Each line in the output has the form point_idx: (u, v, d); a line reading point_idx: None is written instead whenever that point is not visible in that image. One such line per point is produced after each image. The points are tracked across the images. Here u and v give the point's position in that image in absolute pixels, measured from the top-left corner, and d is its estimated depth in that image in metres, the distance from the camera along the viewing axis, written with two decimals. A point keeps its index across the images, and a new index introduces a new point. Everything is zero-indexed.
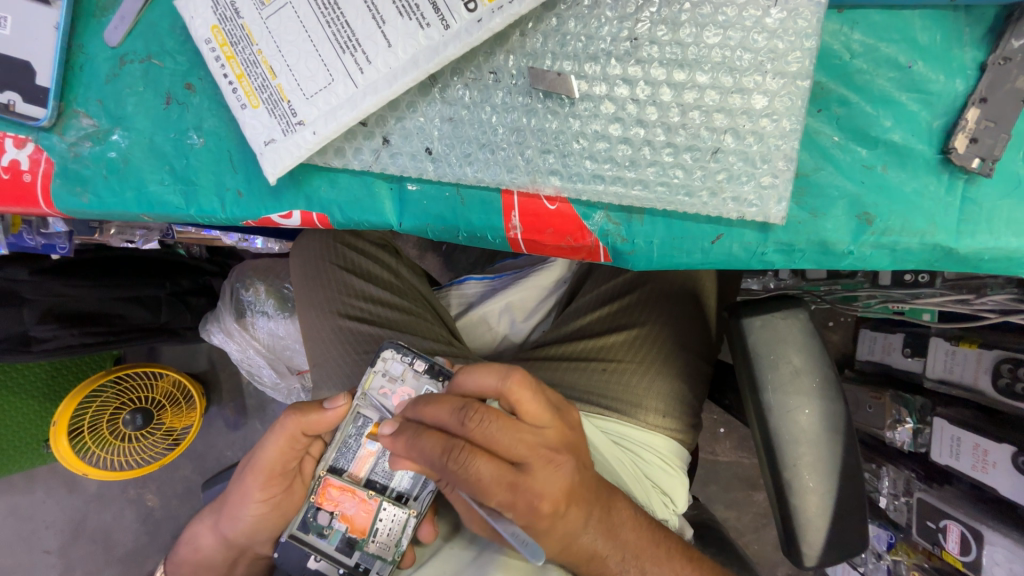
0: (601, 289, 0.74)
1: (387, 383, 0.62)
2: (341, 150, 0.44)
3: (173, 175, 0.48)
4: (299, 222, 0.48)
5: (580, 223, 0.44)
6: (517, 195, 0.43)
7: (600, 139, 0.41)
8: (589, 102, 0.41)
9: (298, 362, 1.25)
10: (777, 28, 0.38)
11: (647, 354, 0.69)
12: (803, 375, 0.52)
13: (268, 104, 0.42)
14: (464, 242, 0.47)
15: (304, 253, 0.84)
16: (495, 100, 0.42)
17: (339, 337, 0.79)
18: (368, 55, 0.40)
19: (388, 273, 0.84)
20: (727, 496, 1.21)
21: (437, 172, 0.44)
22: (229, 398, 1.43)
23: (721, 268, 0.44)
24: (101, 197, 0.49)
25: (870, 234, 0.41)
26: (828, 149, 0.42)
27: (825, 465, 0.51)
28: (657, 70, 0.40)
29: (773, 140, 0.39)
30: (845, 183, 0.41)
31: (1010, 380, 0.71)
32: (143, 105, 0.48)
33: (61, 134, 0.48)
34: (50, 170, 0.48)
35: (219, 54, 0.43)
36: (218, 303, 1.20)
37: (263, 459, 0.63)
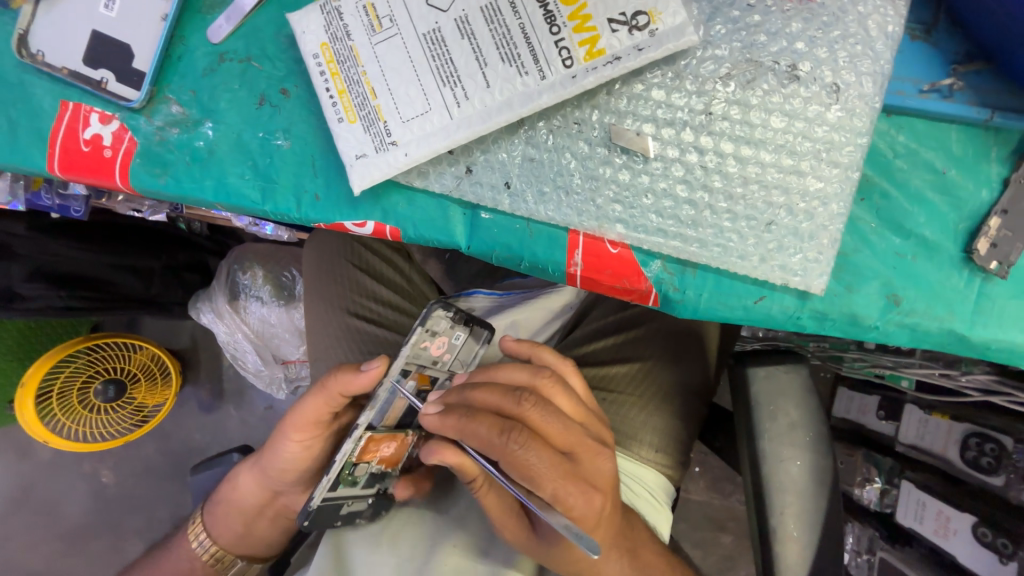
0: (609, 320, 0.77)
1: (426, 338, 0.57)
2: (424, 173, 0.46)
3: (254, 172, 0.48)
4: (371, 231, 0.49)
5: (638, 269, 0.46)
6: (582, 235, 0.46)
7: (666, 197, 0.44)
8: (660, 162, 0.44)
9: (285, 352, 1.24)
10: (837, 123, 0.42)
11: (647, 388, 0.71)
12: (798, 428, 0.54)
13: (364, 121, 0.44)
14: (524, 271, 0.48)
15: (319, 247, 0.84)
16: (577, 149, 0.45)
17: (346, 336, 0.79)
18: (468, 92, 0.42)
19: (401, 277, 0.85)
20: (694, 535, 1.22)
21: (511, 206, 0.46)
22: (207, 379, 1.40)
23: (754, 324, 0.47)
24: (179, 182, 0.49)
25: (896, 314, 0.45)
26: (867, 234, 0.45)
27: (808, 517, 0.54)
28: (726, 144, 0.43)
29: (822, 220, 0.43)
30: (879, 266, 0.45)
31: (977, 453, 0.75)
32: (236, 101, 0.49)
33: (148, 116, 0.49)
34: (133, 149, 0.49)
35: (325, 69, 0.45)
36: (214, 283, 1.19)
37: (299, 412, 0.59)
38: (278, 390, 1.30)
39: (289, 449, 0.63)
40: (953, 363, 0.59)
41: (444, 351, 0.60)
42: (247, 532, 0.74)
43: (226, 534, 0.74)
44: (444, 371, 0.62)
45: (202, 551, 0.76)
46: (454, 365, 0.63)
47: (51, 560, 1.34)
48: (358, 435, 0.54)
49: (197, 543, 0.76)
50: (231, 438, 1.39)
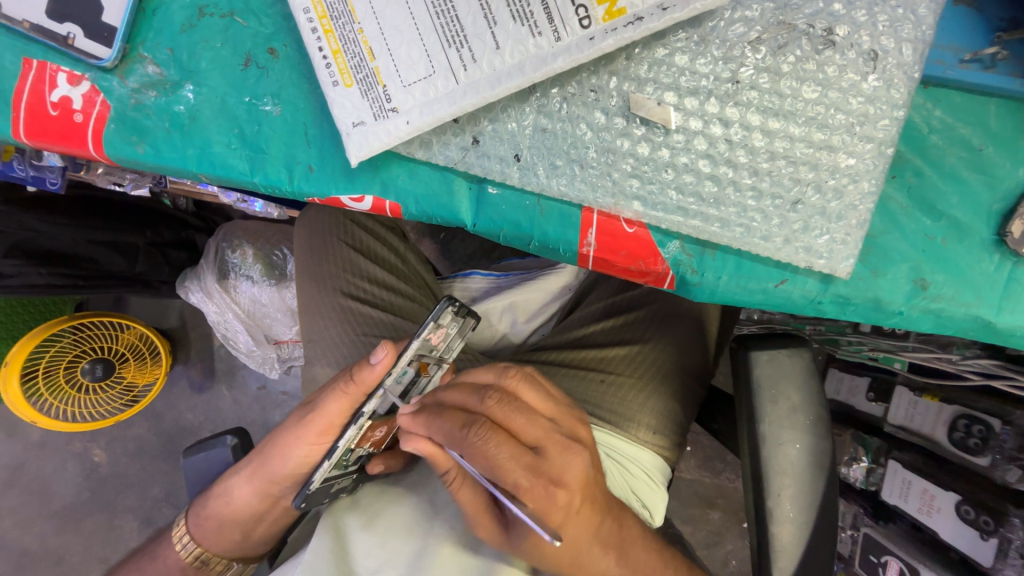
0: (606, 301, 0.77)
1: (430, 329, 0.55)
2: (427, 143, 0.44)
3: (241, 140, 0.45)
4: (370, 206, 0.46)
5: (654, 249, 0.44)
6: (596, 213, 0.44)
7: (688, 172, 0.42)
8: (682, 134, 0.42)
9: (277, 331, 1.22)
10: (872, 95, 0.40)
11: (646, 370, 0.71)
12: (798, 412, 0.54)
13: (362, 86, 0.41)
14: (534, 251, 0.46)
15: (310, 226, 0.82)
16: (593, 119, 0.43)
17: (341, 316, 0.77)
18: (474, 55, 0.40)
19: (394, 257, 0.83)
20: (684, 511, 1.25)
21: (522, 180, 0.44)
22: (197, 358, 1.38)
23: (772, 307, 0.46)
24: (159, 150, 0.46)
25: (922, 298, 0.43)
26: (896, 215, 0.44)
27: (804, 499, 0.54)
28: (753, 116, 0.41)
29: (852, 199, 0.42)
30: (907, 248, 0.44)
31: (965, 434, 0.76)
32: (219, 62, 0.46)
33: (122, 78, 0.46)
34: (106, 113, 0.46)
35: (317, 26, 0.41)
36: (202, 261, 1.16)
37: (323, 410, 0.59)
38: (271, 370, 1.28)
39: (304, 449, 0.63)
40: (946, 344, 0.60)
41: (442, 341, 0.58)
42: (246, 537, 0.70)
43: (222, 540, 0.70)
44: (436, 359, 0.60)
45: (188, 555, 0.71)
46: (447, 353, 0.60)
47: (45, 539, 1.33)
48: (360, 423, 0.54)
49: (183, 547, 0.71)
50: (224, 418, 1.38)
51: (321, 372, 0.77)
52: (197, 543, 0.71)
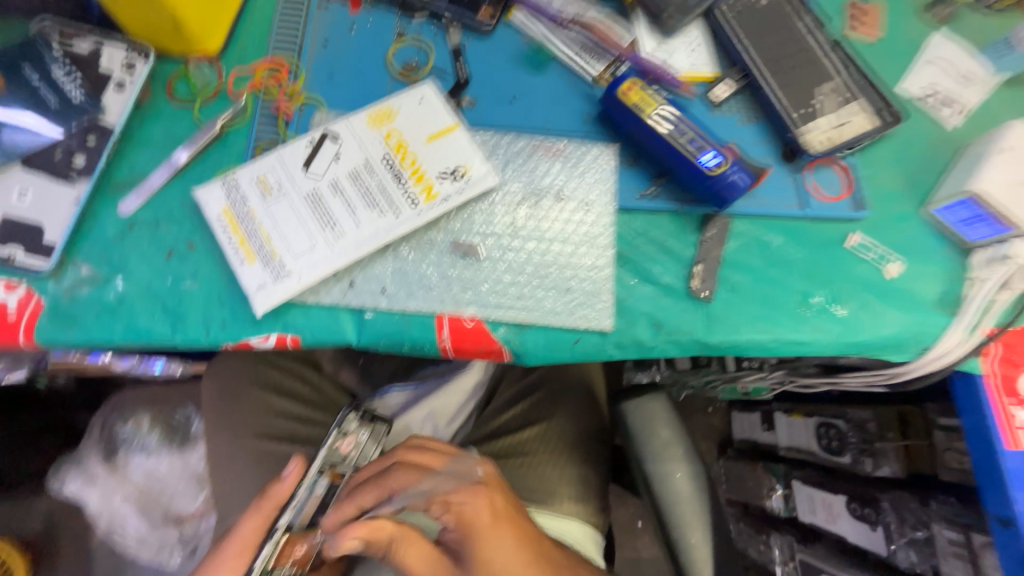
0: (514, 389, 0.86)
1: (336, 437, 0.65)
2: (315, 291, 0.54)
3: (164, 312, 0.52)
4: (274, 343, 0.53)
5: (489, 333, 0.55)
6: (445, 315, 0.55)
7: (499, 280, 0.56)
8: (490, 258, 0.57)
9: (181, 505, 1.09)
10: (603, 213, 0.59)
11: (554, 445, 0.79)
12: (673, 445, 0.65)
13: (261, 259, 0.52)
14: (409, 352, 0.56)
15: (218, 376, 0.82)
16: (427, 257, 0.56)
17: (260, 459, 0.78)
18: (344, 229, 0.53)
19: (308, 389, 0.86)
20: None
21: (389, 304, 0.55)
22: (70, 567, 1.14)
23: (578, 358, 0.57)
24: (88, 332, 0.51)
25: (660, 336, 0.56)
26: (625, 286, 0.58)
27: (701, 521, 0.63)
28: (534, 240, 0.58)
29: (608, 279, 0.57)
30: (639, 307, 0.57)
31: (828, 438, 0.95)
32: (142, 252, 0.54)
33: (57, 279, 0.52)
34: (38, 309, 0.51)
35: (225, 225, 0.53)
36: (85, 442, 1.08)
37: (235, 536, 0.59)
38: (170, 557, 1.10)
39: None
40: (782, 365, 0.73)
41: (352, 448, 0.67)
42: None
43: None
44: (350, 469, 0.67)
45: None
46: (360, 461, 0.69)
47: None
48: (276, 537, 0.58)
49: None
50: None
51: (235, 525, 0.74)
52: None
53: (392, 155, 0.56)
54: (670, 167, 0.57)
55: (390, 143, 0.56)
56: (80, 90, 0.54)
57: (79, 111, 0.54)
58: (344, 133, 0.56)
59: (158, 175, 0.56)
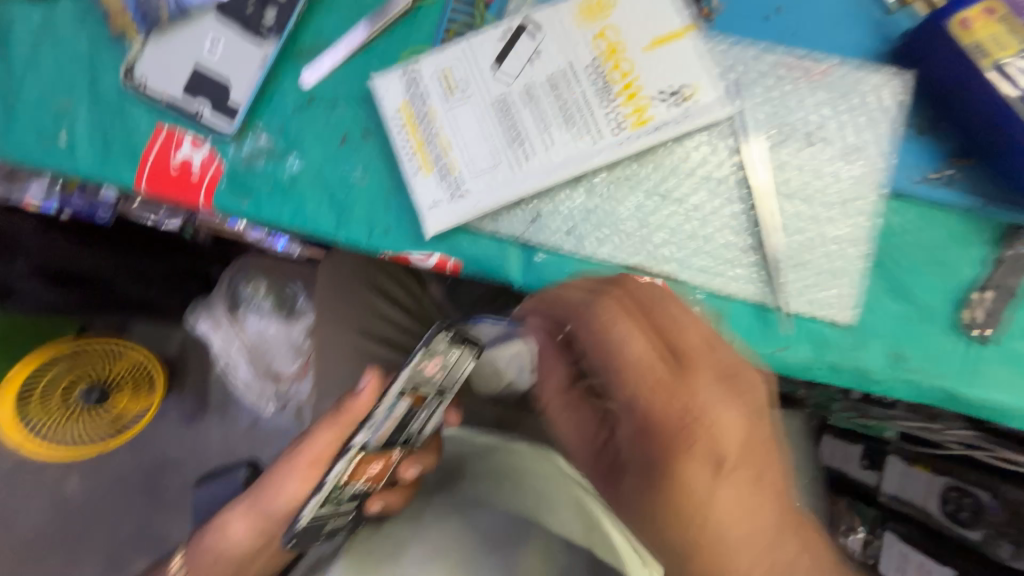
0: None
1: (422, 358, 0.54)
2: (496, 218, 0.55)
3: (332, 202, 0.57)
4: (434, 262, 0.56)
5: (671, 310, 0.49)
6: (614, 277, 0.52)
7: (696, 237, 0.54)
8: (698, 207, 0.55)
9: (279, 365, 1.25)
10: (855, 180, 0.54)
11: None
12: None
13: (438, 172, 0.54)
14: (563, 303, 0.56)
15: (335, 268, 0.86)
16: (627, 200, 0.55)
17: (358, 355, 0.82)
18: (532, 151, 0.53)
19: (411, 301, 0.86)
20: None
21: (572, 246, 0.55)
22: (192, 390, 1.37)
23: (779, 370, 0.56)
24: (262, 205, 0.58)
25: (828, 352, 0.54)
26: (869, 301, 0.54)
27: None
28: (720, 203, 0.55)
29: (844, 260, 0.53)
30: (881, 329, 0.54)
31: (958, 508, 0.78)
32: (319, 139, 0.58)
33: (238, 145, 0.59)
34: (218, 172, 0.58)
35: (404, 127, 0.55)
36: (213, 292, 1.21)
37: (312, 442, 0.63)
38: (266, 404, 1.31)
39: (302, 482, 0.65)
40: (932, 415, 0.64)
41: (436, 369, 0.56)
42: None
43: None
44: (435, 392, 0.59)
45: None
46: (447, 384, 0.60)
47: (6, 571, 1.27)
48: (349, 457, 0.55)
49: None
50: (211, 452, 1.35)
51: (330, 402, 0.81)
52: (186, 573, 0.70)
53: (602, 62, 0.54)
54: (993, 148, 0.51)
55: (599, 48, 0.54)
56: None
57: None
58: (546, 49, 0.54)
59: (341, 52, 0.58)
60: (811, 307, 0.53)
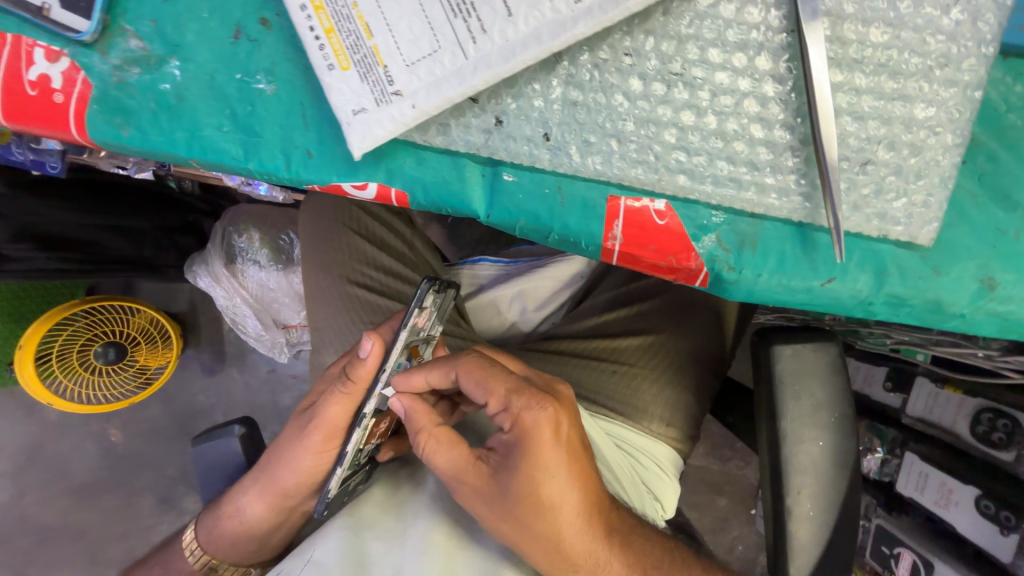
0: (622, 289, 0.75)
1: (416, 315, 0.51)
2: (445, 126, 0.41)
3: (234, 122, 0.42)
4: (375, 194, 0.43)
5: (687, 243, 0.41)
6: (622, 202, 0.41)
7: (718, 137, 0.39)
8: (730, 97, 0.39)
9: (286, 317, 1.21)
10: (954, 31, 0.37)
11: (659, 361, 0.69)
12: (822, 409, 0.52)
13: (360, 69, 0.38)
14: (552, 245, 0.43)
15: (314, 211, 0.79)
16: (628, 87, 0.39)
17: (346, 304, 0.75)
18: (482, 25, 0.37)
19: (401, 243, 0.81)
20: (691, 497, 1.25)
21: (553, 162, 0.41)
22: (208, 343, 1.38)
23: (812, 309, 0.42)
24: (146, 133, 0.42)
25: (891, 280, 0.40)
26: (965, 206, 0.41)
27: (825, 496, 0.53)
28: (769, 85, 0.39)
29: (932, 154, 0.39)
30: (975, 245, 0.41)
31: (988, 428, 0.70)
32: (206, 34, 0.42)
33: (103, 53, 0.42)
34: (87, 93, 0.42)
35: (306, 4, 0.38)
36: (207, 246, 1.14)
37: (322, 417, 0.56)
38: (280, 354, 1.28)
39: (309, 458, 0.58)
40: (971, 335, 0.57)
41: (428, 321, 0.54)
42: (260, 548, 0.65)
43: (227, 549, 0.65)
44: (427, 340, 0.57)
45: (198, 563, 0.66)
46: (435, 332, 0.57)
47: (67, 514, 1.36)
48: (364, 424, 0.51)
49: (192, 554, 0.67)
50: (235, 401, 1.39)
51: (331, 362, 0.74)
52: (207, 551, 0.66)
53: None
54: None
55: None
56: None
57: None
58: None
59: None
60: (881, 224, 0.39)
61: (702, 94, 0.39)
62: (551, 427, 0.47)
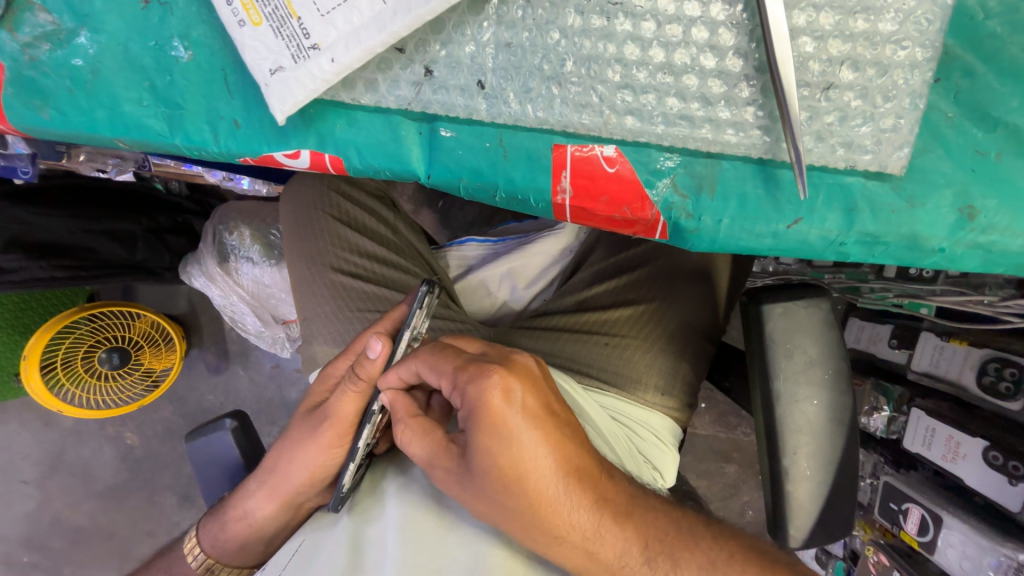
0: (610, 260, 0.73)
1: (421, 316, 0.52)
2: (373, 83, 0.39)
3: (153, 94, 0.41)
4: (309, 163, 0.42)
5: (642, 192, 0.39)
6: (570, 152, 0.39)
7: (665, 70, 0.37)
8: (678, 25, 0.36)
9: (285, 312, 1.21)
10: None
11: (651, 331, 0.68)
12: (816, 366, 0.51)
13: (272, 23, 0.37)
14: (501, 204, 0.42)
15: (294, 200, 0.78)
16: (565, 23, 0.37)
17: (331, 292, 0.74)
18: None
19: (385, 227, 0.79)
20: (700, 466, 1.25)
21: (490, 111, 0.39)
22: (212, 343, 1.39)
23: (778, 253, 0.41)
24: (65, 114, 0.41)
25: (861, 218, 0.38)
26: (939, 127, 0.38)
27: (823, 454, 0.52)
28: (718, 8, 0.36)
29: (899, 71, 0.36)
30: (951, 170, 0.38)
31: (995, 378, 0.68)
32: (116, 2, 0.41)
33: (12, 31, 0.41)
34: (1, 75, 0.41)
35: None
36: (201, 244, 1.12)
37: (333, 416, 0.56)
38: (282, 349, 1.28)
39: (321, 454, 0.58)
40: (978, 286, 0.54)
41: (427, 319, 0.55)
42: (269, 548, 0.66)
43: (231, 552, 0.66)
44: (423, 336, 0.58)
45: (200, 567, 0.67)
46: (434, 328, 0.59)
47: (93, 517, 1.40)
48: (375, 420, 0.52)
49: (194, 559, 0.67)
50: (243, 398, 1.40)
51: (320, 351, 0.74)
52: (206, 552, 0.67)
53: None
54: None
55: None
56: None
57: None
58: None
59: None
60: (845, 153, 0.37)
61: (646, 23, 0.36)
62: (501, 392, 0.44)
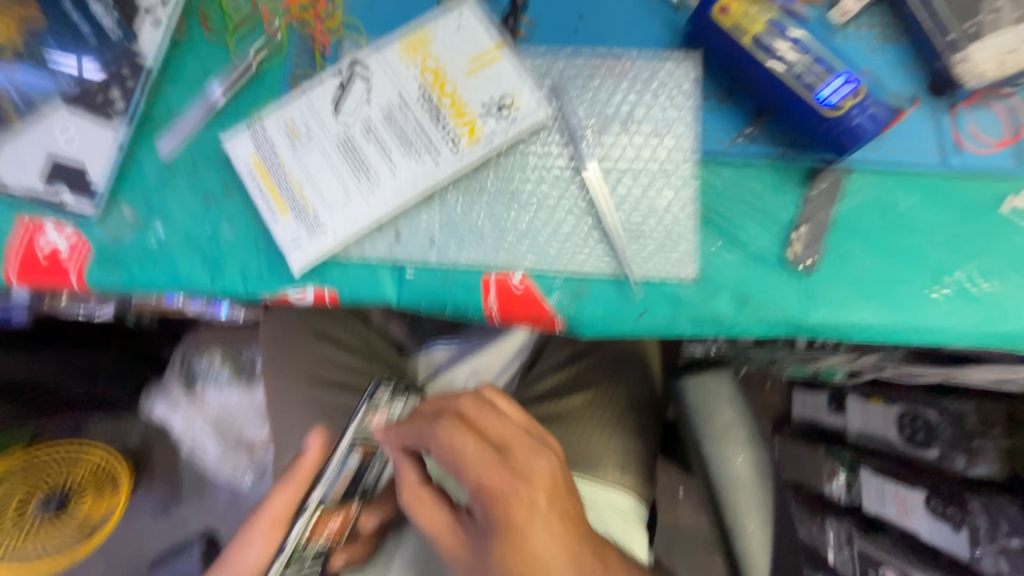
0: (565, 352, 0.82)
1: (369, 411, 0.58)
2: (360, 245, 0.50)
3: (207, 261, 0.51)
4: (313, 300, 0.51)
5: (542, 298, 0.49)
6: (493, 276, 0.50)
7: (564, 224, 0.50)
8: (565, 196, 0.50)
9: (251, 434, 1.17)
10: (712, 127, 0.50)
11: (603, 413, 0.76)
12: (734, 428, 0.60)
13: (296, 213, 0.49)
14: (449, 318, 0.52)
15: (275, 324, 0.85)
16: (492, 198, 0.51)
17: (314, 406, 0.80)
18: (382, 178, 0.48)
19: (359, 340, 0.86)
20: (689, 560, 1.21)
21: (438, 258, 0.50)
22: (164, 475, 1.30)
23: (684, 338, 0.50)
24: (134, 278, 0.51)
25: (748, 307, 0.48)
26: (772, 234, 0.49)
27: (762, 516, 0.57)
28: (598, 184, 0.50)
29: (723, 212, 0.49)
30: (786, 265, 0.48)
31: (914, 431, 0.68)
32: (188, 199, 0.51)
33: (101, 222, 0.51)
34: (86, 253, 0.51)
35: (254, 173, 0.50)
36: (167, 373, 1.12)
37: (267, 508, 0.58)
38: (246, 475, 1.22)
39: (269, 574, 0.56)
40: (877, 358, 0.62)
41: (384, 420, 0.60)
42: None
43: None
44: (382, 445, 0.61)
45: None
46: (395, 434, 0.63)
47: None
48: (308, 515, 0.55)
49: None
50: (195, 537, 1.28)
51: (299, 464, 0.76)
52: None
53: (428, 88, 0.48)
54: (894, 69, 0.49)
55: (424, 75, 0.49)
56: (116, 19, 0.51)
57: (116, 45, 0.51)
58: (375, 66, 0.49)
59: (194, 114, 0.52)
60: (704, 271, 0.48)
61: (585, 194, 0.50)
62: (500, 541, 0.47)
